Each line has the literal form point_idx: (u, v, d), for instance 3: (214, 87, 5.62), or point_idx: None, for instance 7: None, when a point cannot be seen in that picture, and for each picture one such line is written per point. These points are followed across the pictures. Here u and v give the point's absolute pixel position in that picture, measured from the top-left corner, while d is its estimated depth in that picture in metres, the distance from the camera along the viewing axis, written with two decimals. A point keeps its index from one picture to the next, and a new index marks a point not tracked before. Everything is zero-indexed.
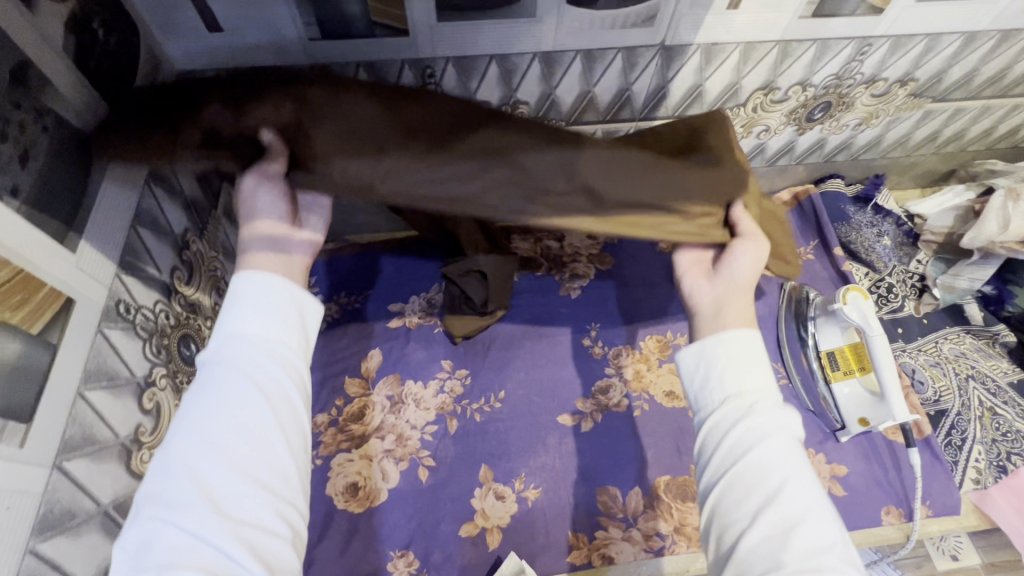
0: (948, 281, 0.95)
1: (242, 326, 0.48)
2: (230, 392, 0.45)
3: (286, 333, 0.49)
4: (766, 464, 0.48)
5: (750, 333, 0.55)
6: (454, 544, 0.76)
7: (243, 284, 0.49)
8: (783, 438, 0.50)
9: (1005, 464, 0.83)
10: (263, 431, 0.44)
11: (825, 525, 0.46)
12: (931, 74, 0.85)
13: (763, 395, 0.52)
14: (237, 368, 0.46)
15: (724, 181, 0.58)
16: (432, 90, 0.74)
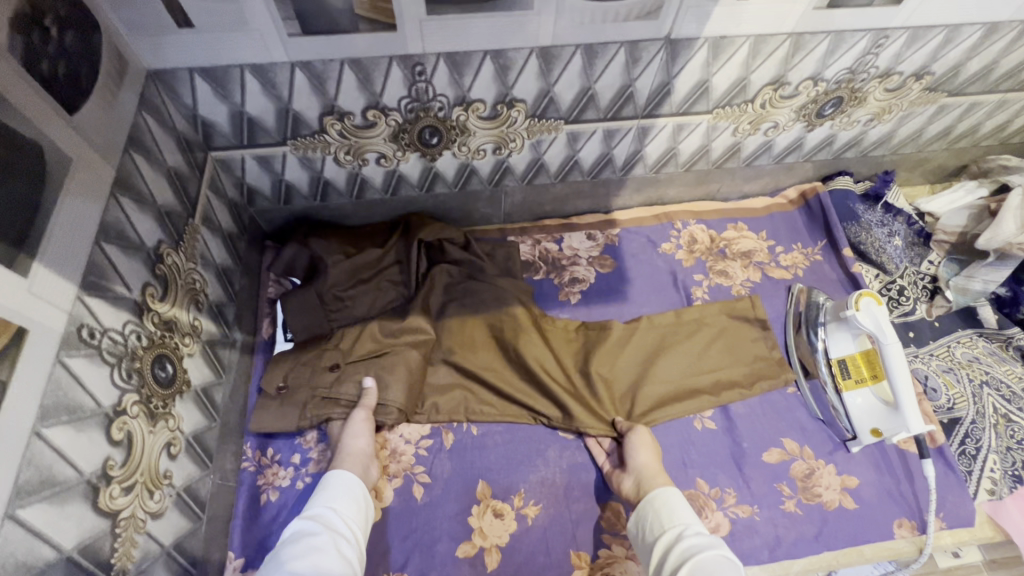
0: (962, 283, 0.91)
1: (325, 502, 0.65)
2: (308, 538, 0.58)
3: (350, 507, 0.65)
4: (695, 571, 0.56)
5: (665, 487, 0.69)
6: (450, 566, 0.73)
7: (330, 478, 0.68)
8: (710, 552, 0.58)
9: (1021, 474, 0.79)
10: (326, 567, 0.56)
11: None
12: (948, 68, 0.81)
13: (686, 526, 0.63)
14: (316, 524, 0.61)
15: (604, 393, 0.82)
16: (423, 89, 0.70)
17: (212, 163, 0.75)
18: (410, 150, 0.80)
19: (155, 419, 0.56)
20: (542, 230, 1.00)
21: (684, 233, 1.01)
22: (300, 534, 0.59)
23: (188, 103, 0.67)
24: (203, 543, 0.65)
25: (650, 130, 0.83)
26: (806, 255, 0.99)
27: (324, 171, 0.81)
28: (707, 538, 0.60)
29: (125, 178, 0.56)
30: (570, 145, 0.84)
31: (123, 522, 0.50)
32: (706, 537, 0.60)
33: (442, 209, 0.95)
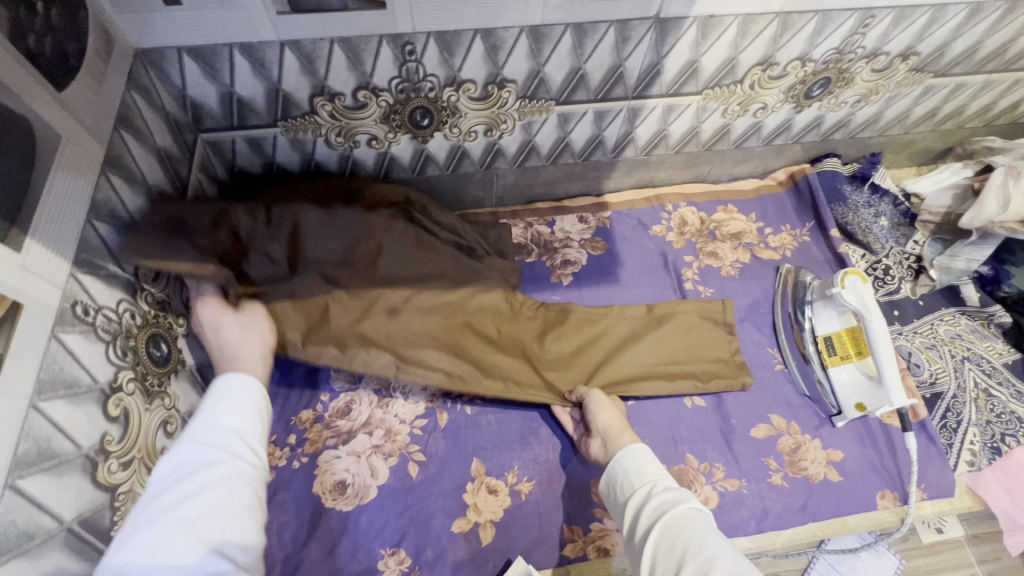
0: (945, 262, 0.93)
1: (216, 419, 0.54)
2: (198, 466, 0.50)
3: (249, 423, 0.56)
4: (671, 527, 0.56)
5: (632, 445, 0.68)
6: (445, 541, 0.74)
7: (226, 390, 0.57)
8: (680, 509, 0.57)
9: (999, 446, 0.82)
10: (218, 499, 0.48)
11: (729, 553, 0.51)
12: (934, 48, 0.82)
13: (655, 483, 0.62)
14: (207, 448, 0.51)
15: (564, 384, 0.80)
16: (413, 68, 0.70)
17: (203, 144, 0.75)
18: (401, 131, 0.80)
19: (151, 397, 0.57)
20: (534, 213, 1.01)
21: (675, 215, 1.02)
22: (185, 462, 0.50)
23: (177, 83, 0.67)
24: None
25: (640, 111, 0.84)
26: (794, 236, 1.00)
27: (316, 153, 0.81)
28: (678, 493, 0.60)
29: (115, 158, 0.56)
30: (561, 126, 0.85)
31: (122, 496, 0.50)
32: (676, 492, 0.60)
33: (434, 192, 0.95)
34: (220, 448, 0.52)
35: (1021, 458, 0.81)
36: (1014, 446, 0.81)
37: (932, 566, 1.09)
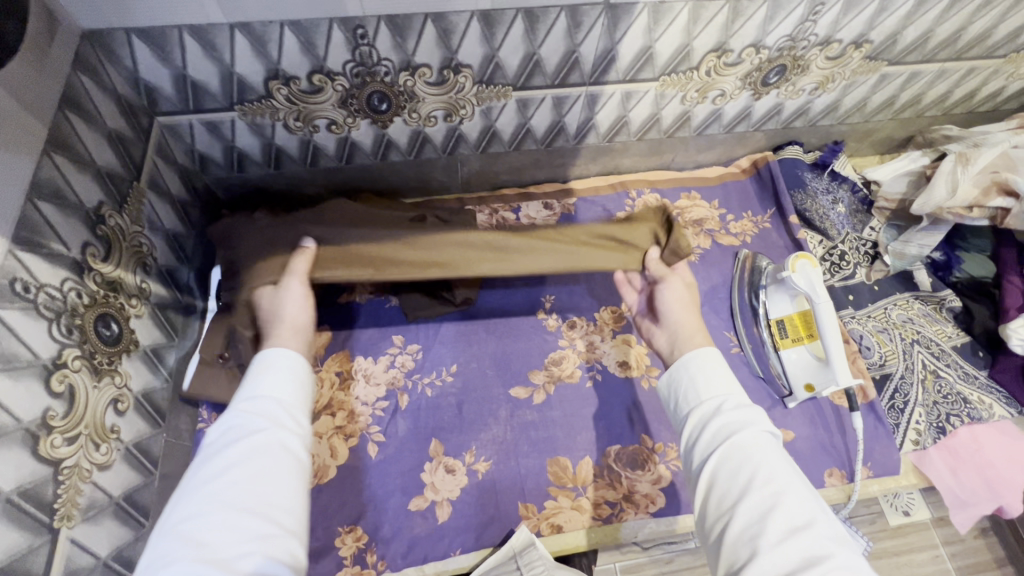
0: (899, 248, 0.95)
1: (253, 390, 0.55)
2: (236, 430, 0.50)
3: (279, 383, 0.56)
4: (741, 449, 0.52)
5: (699, 351, 0.64)
6: (403, 518, 0.76)
7: (270, 360, 0.58)
8: (756, 433, 0.53)
9: (944, 425, 0.84)
10: (260, 451, 0.49)
11: (798, 492, 0.49)
12: (886, 36, 0.83)
13: (725, 400, 0.58)
14: (248, 414, 0.52)
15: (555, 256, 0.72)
16: (367, 52, 0.70)
17: (159, 128, 0.75)
18: (359, 116, 0.80)
19: (99, 375, 0.58)
20: (500, 199, 1.02)
21: (639, 202, 1.03)
22: (232, 430, 0.50)
23: (128, 65, 0.67)
24: (156, 498, 0.67)
25: (598, 97, 0.85)
26: (756, 222, 1.02)
27: (275, 137, 0.81)
28: (749, 414, 0.56)
29: (60, 139, 0.56)
30: (520, 112, 0.86)
31: (66, 470, 0.52)
32: (744, 412, 0.56)
33: (398, 177, 0.96)
34: (258, 413, 0.52)
35: (965, 438, 0.84)
36: (958, 426, 0.84)
37: (897, 547, 1.12)
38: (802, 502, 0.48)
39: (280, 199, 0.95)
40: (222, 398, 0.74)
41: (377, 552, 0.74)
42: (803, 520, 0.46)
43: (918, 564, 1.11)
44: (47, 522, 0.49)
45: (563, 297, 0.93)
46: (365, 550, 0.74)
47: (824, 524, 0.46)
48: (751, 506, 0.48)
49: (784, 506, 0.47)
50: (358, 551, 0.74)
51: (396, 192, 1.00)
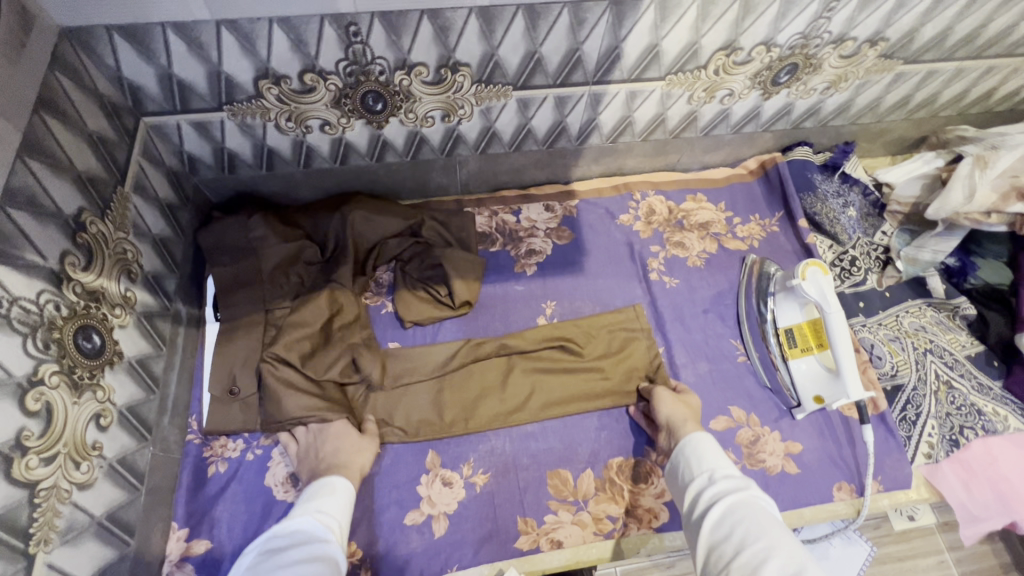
0: (912, 253, 0.92)
1: (318, 504, 0.64)
2: (299, 535, 0.59)
3: (339, 508, 0.64)
4: (733, 510, 0.56)
5: (693, 435, 0.69)
6: (398, 533, 0.74)
7: (335, 485, 0.67)
8: (744, 498, 0.57)
9: (958, 438, 0.81)
10: (307, 554, 0.56)
11: (790, 545, 0.51)
12: (903, 33, 0.80)
13: (716, 471, 0.63)
14: (316, 522, 0.61)
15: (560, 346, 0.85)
16: (360, 51, 0.67)
17: (145, 129, 0.72)
18: (354, 116, 0.77)
19: (79, 390, 0.55)
20: (500, 201, 0.99)
21: (643, 204, 1.00)
22: (294, 532, 0.60)
23: (111, 65, 0.64)
24: (142, 515, 0.65)
25: (602, 97, 0.82)
26: (763, 226, 0.99)
27: (267, 138, 0.79)
28: (742, 482, 0.60)
29: (36, 143, 0.53)
30: (521, 112, 0.82)
31: (43, 492, 0.49)
32: (736, 480, 0.61)
33: (396, 178, 0.93)
34: (319, 524, 0.61)
35: (978, 451, 0.81)
36: (972, 439, 0.81)
37: (903, 553, 1.10)
38: (792, 552, 0.50)
39: (274, 201, 0.93)
40: (222, 423, 0.74)
41: (372, 567, 0.72)
42: (794, 568, 0.48)
43: (925, 571, 1.08)
44: (22, 548, 0.47)
45: (562, 304, 0.91)
46: (359, 566, 0.72)
47: (812, 571, 0.47)
48: (745, 563, 0.50)
49: (774, 557, 0.49)
50: (352, 567, 0.72)
51: (393, 194, 0.97)
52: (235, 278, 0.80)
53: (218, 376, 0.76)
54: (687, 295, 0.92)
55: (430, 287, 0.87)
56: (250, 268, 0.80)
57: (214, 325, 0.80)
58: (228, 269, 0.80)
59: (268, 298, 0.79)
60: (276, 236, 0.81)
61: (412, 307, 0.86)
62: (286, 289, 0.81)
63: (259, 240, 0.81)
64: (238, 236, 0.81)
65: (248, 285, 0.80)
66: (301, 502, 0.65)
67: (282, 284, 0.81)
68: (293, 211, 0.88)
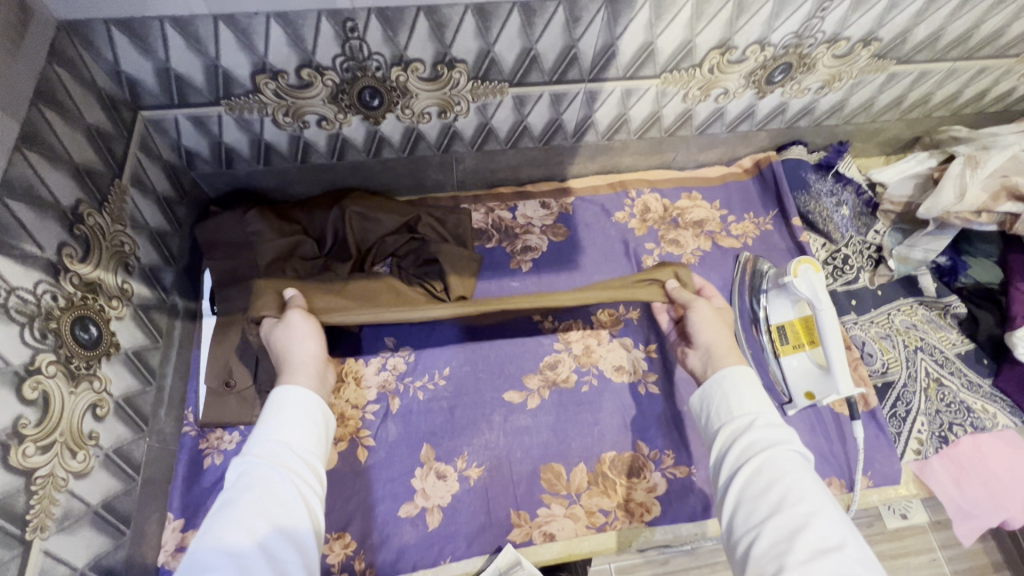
0: (903, 252, 0.92)
1: (272, 430, 0.57)
2: (255, 470, 0.53)
3: (297, 427, 0.58)
4: (770, 464, 0.54)
5: (736, 367, 0.65)
6: (392, 525, 0.75)
7: (282, 400, 0.60)
8: (783, 453, 0.55)
9: (947, 435, 0.82)
10: (275, 496, 0.51)
11: (827, 510, 0.49)
12: (895, 34, 0.80)
13: (755, 416, 0.60)
14: (277, 450, 0.55)
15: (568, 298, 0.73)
16: (357, 46, 0.68)
17: (143, 122, 0.73)
18: (351, 112, 0.78)
19: (77, 380, 0.56)
20: (496, 198, 1.00)
21: (638, 202, 1.01)
22: (250, 475, 0.52)
23: (110, 58, 0.64)
24: (138, 505, 0.66)
25: (597, 95, 0.83)
26: (757, 224, 1.00)
27: (264, 133, 0.79)
28: (781, 433, 0.57)
29: (35, 135, 0.54)
30: (517, 109, 0.83)
31: (40, 480, 0.50)
32: (774, 429, 0.58)
33: (392, 174, 0.94)
34: (277, 452, 0.54)
35: (967, 447, 0.82)
36: (961, 435, 0.82)
37: (893, 550, 1.11)
38: (828, 521, 0.48)
39: (270, 196, 0.93)
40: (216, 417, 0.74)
41: (366, 559, 0.73)
42: (835, 541, 0.46)
43: (914, 569, 1.09)
44: (18, 534, 0.48)
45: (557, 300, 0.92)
46: (352, 557, 0.72)
47: (853, 548, 0.46)
48: (775, 525, 0.49)
49: (811, 526, 0.48)
50: (346, 559, 0.72)
51: (389, 190, 0.98)
52: (232, 272, 0.80)
53: (214, 369, 0.75)
54: None
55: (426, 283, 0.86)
56: (248, 261, 0.80)
57: (209, 318, 0.80)
58: (224, 264, 0.80)
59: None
60: (272, 232, 0.82)
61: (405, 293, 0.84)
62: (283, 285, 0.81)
63: (256, 235, 0.81)
64: (234, 230, 0.81)
65: (242, 280, 0.80)
66: (256, 431, 0.57)
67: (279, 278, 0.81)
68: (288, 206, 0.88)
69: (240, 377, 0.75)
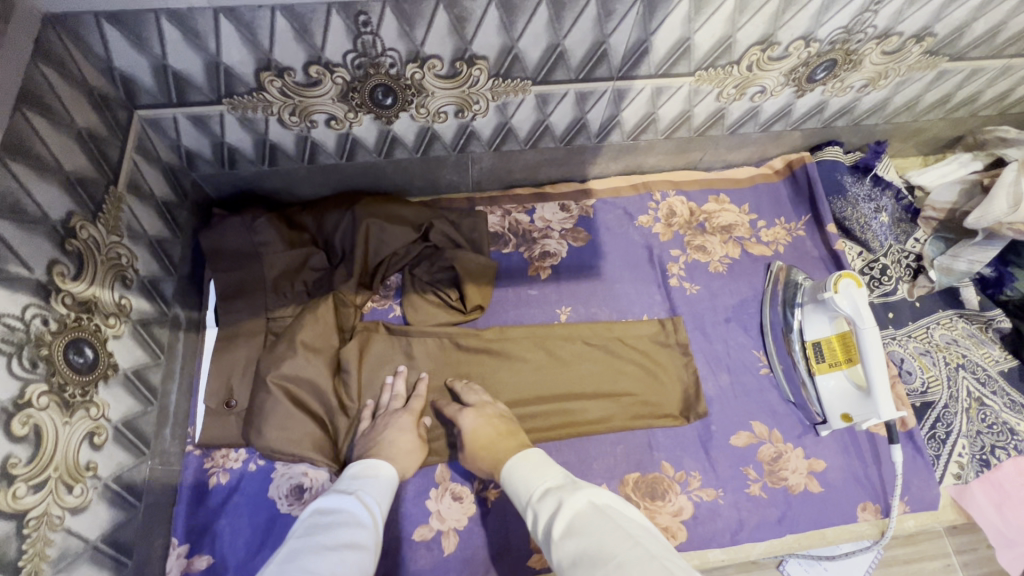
0: (947, 262, 0.87)
1: (359, 485, 0.63)
2: (346, 516, 0.58)
3: (381, 490, 0.64)
4: (566, 536, 0.50)
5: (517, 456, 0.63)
6: (407, 549, 0.72)
7: (371, 468, 0.65)
8: (573, 520, 0.51)
9: (988, 458, 0.78)
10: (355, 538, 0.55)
11: (614, 557, 0.45)
12: (953, 29, 0.74)
13: (541, 495, 0.56)
14: (350, 501, 0.60)
15: (580, 378, 0.80)
16: (370, 42, 0.62)
17: (139, 122, 0.68)
18: (362, 111, 0.72)
19: (71, 409, 0.52)
20: (513, 199, 0.95)
21: (663, 205, 0.95)
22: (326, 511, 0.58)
23: (102, 54, 0.59)
24: (140, 532, 0.62)
25: (626, 93, 0.77)
26: (789, 229, 0.94)
27: (270, 133, 0.74)
28: (558, 497, 0.54)
29: (19, 144, 0.49)
30: (539, 108, 0.77)
31: (33, 522, 0.46)
32: (553, 498, 0.54)
33: (404, 175, 0.88)
34: (359, 503, 0.60)
35: (1011, 471, 0.78)
36: (1004, 459, 0.78)
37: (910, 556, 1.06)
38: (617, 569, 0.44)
39: (276, 197, 0.88)
40: (222, 434, 0.71)
41: None
42: None
43: None
44: None
45: (578, 309, 0.87)
46: None
47: None
48: None
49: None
50: None
51: (400, 191, 0.93)
52: (239, 285, 0.78)
53: (215, 388, 0.73)
54: (709, 303, 0.88)
55: (440, 290, 0.84)
56: (256, 274, 0.78)
57: (212, 329, 0.77)
58: (231, 274, 0.77)
59: (271, 305, 0.77)
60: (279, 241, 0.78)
61: (421, 310, 0.83)
62: (290, 299, 0.79)
63: (263, 245, 0.78)
64: (241, 237, 0.78)
65: (248, 292, 0.77)
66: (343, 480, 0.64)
67: (287, 293, 0.79)
68: (297, 208, 0.85)
69: (242, 397, 0.73)
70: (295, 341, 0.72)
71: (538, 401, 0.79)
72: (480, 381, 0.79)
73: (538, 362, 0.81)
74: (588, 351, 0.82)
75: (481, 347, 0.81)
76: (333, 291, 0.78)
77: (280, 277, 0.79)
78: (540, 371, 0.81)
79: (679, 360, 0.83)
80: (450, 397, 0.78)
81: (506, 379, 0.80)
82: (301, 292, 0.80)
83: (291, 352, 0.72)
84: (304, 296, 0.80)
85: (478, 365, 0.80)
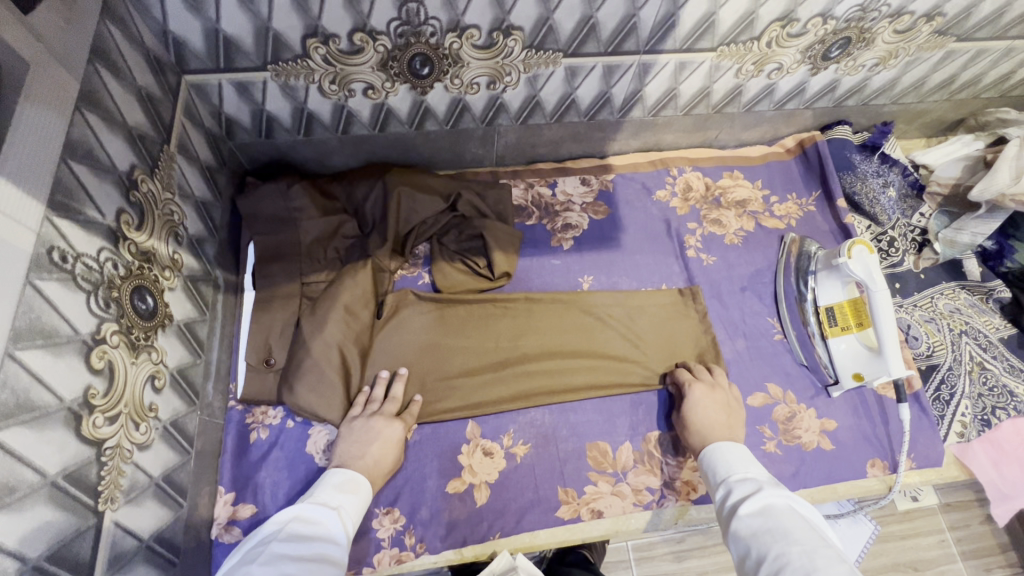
0: (950, 236, 0.91)
1: (340, 498, 0.63)
2: (319, 528, 0.59)
3: (358, 508, 0.64)
4: (763, 511, 0.56)
5: (721, 441, 0.70)
6: (440, 501, 0.75)
7: (352, 480, 0.66)
8: (769, 500, 0.57)
9: (989, 418, 0.83)
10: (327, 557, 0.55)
11: (805, 536, 0.51)
12: (961, 9, 0.78)
13: (739, 479, 0.63)
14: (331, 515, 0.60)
15: (600, 340, 0.84)
16: (414, 10, 0.65)
17: (186, 87, 0.70)
18: (399, 80, 0.75)
19: (137, 351, 0.55)
20: (535, 173, 0.98)
21: (680, 180, 0.99)
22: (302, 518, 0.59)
23: (158, 17, 0.61)
24: (191, 479, 0.65)
25: (651, 67, 0.80)
26: (800, 205, 0.98)
27: (308, 101, 0.77)
28: (758, 484, 0.60)
29: (92, 96, 0.51)
30: (567, 81, 0.81)
31: (109, 451, 0.49)
32: (756, 483, 0.61)
33: (432, 148, 0.91)
34: (337, 518, 0.61)
35: (1011, 431, 0.82)
36: (1004, 419, 0.82)
37: (905, 532, 1.07)
38: (804, 553, 0.48)
39: (306, 168, 0.91)
40: (262, 391, 0.74)
41: (416, 534, 0.73)
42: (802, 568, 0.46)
43: (926, 551, 1.06)
44: (91, 505, 0.47)
45: (600, 278, 0.90)
46: (403, 531, 0.73)
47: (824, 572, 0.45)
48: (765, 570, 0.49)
49: (790, 561, 0.48)
50: (396, 533, 0.73)
51: (427, 164, 0.96)
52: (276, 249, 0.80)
53: (254, 347, 0.75)
54: (725, 273, 0.92)
55: (467, 257, 0.87)
56: (291, 239, 0.80)
57: (249, 293, 0.79)
58: (268, 239, 0.80)
59: (306, 270, 0.79)
60: (314, 208, 0.81)
61: (450, 276, 0.85)
62: (324, 264, 0.81)
63: (298, 211, 0.80)
64: (277, 204, 0.80)
65: (285, 256, 0.80)
66: (324, 487, 0.65)
67: (321, 258, 0.81)
68: (327, 179, 0.87)
69: (280, 356, 0.76)
70: (334, 301, 0.75)
71: (562, 359, 0.82)
72: (504, 344, 0.82)
73: (559, 323, 0.84)
74: (604, 313, 0.86)
75: (501, 312, 0.84)
76: (369, 256, 0.80)
77: (310, 242, 0.80)
78: (560, 332, 0.84)
79: (698, 327, 0.86)
80: (476, 360, 0.81)
81: (529, 340, 0.83)
82: (334, 258, 0.82)
83: (332, 313, 0.74)
84: (337, 262, 0.81)
85: (501, 328, 0.83)
